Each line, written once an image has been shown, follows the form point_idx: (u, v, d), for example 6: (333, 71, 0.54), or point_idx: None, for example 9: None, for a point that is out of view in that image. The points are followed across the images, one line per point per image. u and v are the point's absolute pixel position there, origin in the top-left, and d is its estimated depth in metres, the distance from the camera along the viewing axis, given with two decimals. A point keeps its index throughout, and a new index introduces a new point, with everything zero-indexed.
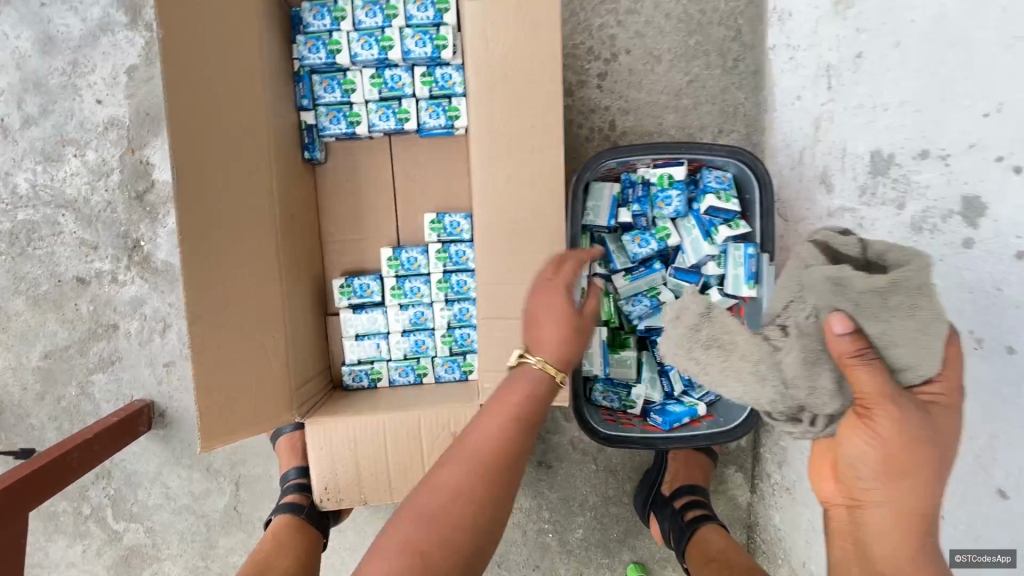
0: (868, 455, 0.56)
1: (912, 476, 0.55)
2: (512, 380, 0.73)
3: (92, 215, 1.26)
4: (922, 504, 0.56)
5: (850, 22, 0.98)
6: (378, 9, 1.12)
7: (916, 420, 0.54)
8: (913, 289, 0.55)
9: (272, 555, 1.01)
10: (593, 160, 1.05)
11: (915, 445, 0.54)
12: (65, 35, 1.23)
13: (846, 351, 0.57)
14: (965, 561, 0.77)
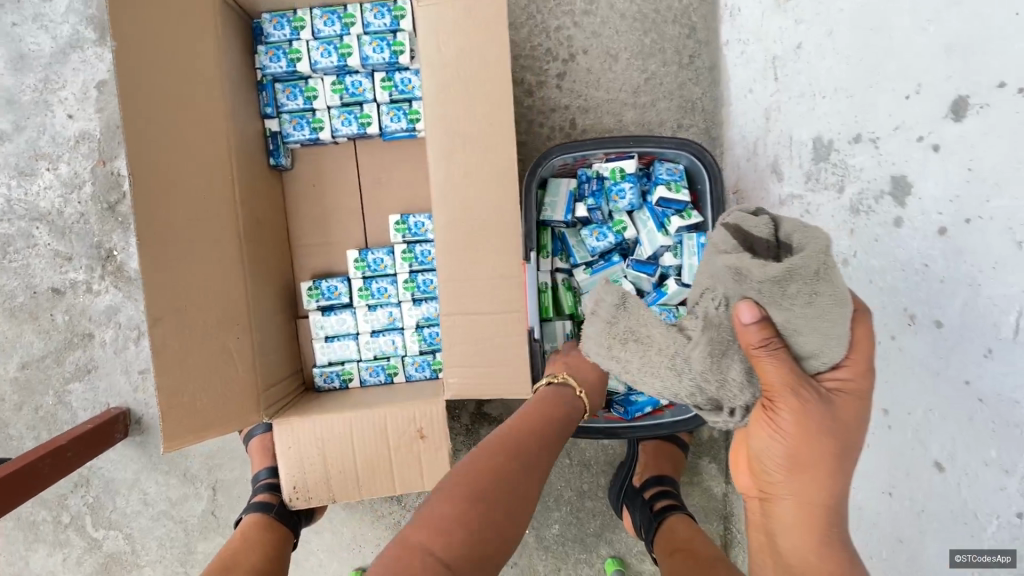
0: (772, 449, 0.65)
1: (811, 468, 0.64)
2: (541, 406, 0.93)
3: (66, 227, 1.29)
4: (823, 495, 0.65)
5: (790, 14, 1.01)
6: (336, 18, 1.15)
7: (815, 415, 0.62)
8: (808, 276, 0.59)
9: (241, 551, 1.03)
10: (543, 157, 1.08)
11: (812, 438, 0.62)
12: (36, 53, 1.27)
13: (755, 342, 0.63)
14: (965, 561, 0.69)
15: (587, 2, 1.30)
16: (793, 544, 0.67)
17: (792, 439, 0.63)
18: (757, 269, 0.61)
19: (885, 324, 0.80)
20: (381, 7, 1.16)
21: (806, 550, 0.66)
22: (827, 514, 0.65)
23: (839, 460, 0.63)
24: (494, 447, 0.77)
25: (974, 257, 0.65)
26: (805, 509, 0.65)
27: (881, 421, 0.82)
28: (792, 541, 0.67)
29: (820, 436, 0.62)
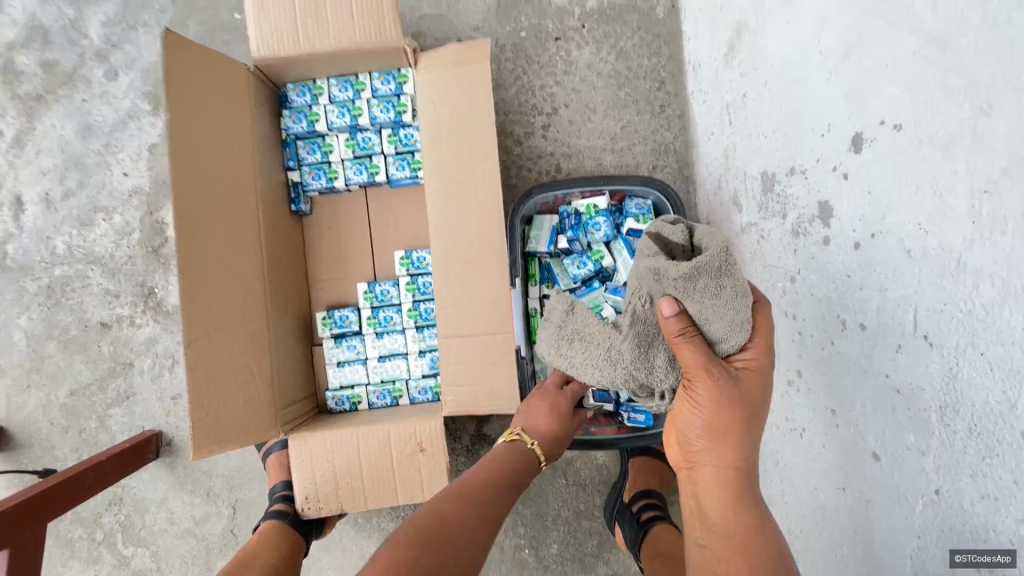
0: (693, 422, 0.80)
1: (725, 438, 0.78)
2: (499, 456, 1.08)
3: (116, 268, 1.48)
4: (736, 460, 0.80)
5: (736, 69, 1.17)
6: (349, 85, 1.36)
7: (724, 391, 0.76)
8: (713, 272, 0.75)
9: (260, 547, 1.13)
10: (524, 197, 1.23)
11: (724, 411, 0.77)
12: (100, 123, 1.50)
13: (677, 331, 0.78)
14: (965, 562, 0.65)
15: (567, 64, 1.49)
16: (716, 504, 0.81)
17: (708, 411, 0.78)
18: (671, 269, 0.76)
19: (826, 331, 0.90)
20: (388, 75, 1.36)
21: (725, 509, 0.81)
22: (740, 474, 0.80)
23: (747, 430, 0.79)
24: (457, 494, 0.89)
25: (880, 266, 0.76)
26: (724, 473, 0.81)
27: (831, 421, 0.90)
28: (715, 501, 0.81)
29: (730, 409, 0.77)
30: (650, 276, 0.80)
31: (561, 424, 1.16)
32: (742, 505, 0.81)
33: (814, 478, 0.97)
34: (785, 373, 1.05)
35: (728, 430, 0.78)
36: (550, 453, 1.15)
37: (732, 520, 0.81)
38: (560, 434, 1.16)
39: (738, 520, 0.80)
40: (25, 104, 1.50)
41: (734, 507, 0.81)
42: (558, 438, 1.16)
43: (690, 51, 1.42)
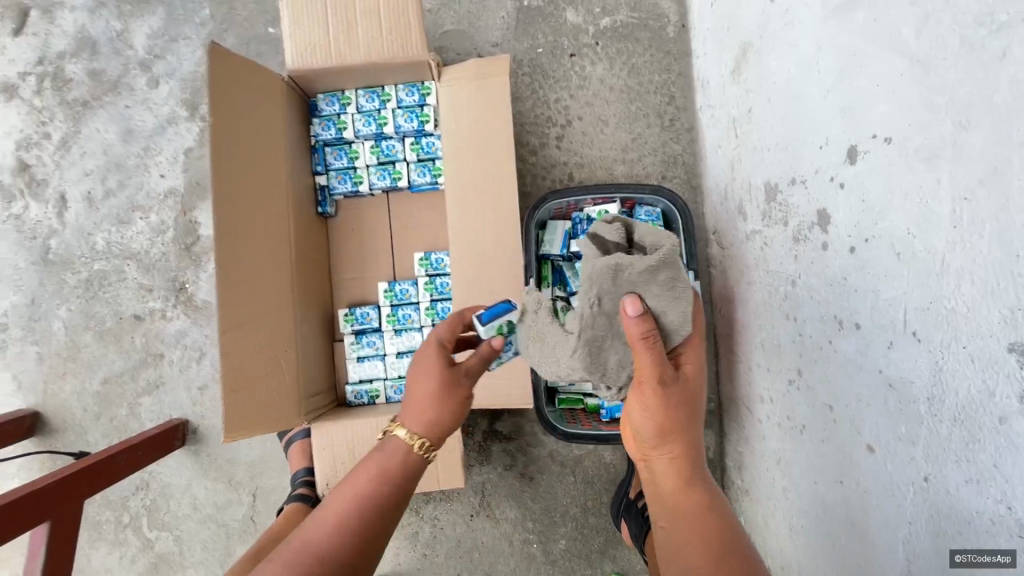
0: (643, 421, 0.91)
1: (672, 431, 0.91)
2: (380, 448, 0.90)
3: (150, 264, 1.57)
4: (682, 448, 0.93)
5: (742, 86, 1.24)
6: (376, 96, 1.45)
7: (672, 388, 0.87)
8: (669, 265, 0.83)
9: (289, 527, 1.20)
10: (539, 202, 1.30)
11: (670, 406, 0.88)
12: (141, 127, 1.59)
13: (641, 333, 0.81)
14: (965, 561, 0.67)
15: (581, 78, 1.57)
16: (671, 489, 0.93)
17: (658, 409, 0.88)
18: (634, 263, 0.81)
19: (824, 330, 0.95)
20: (412, 87, 1.45)
21: (677, 486, 0.92)
22: (688, 457, 0.94)
23: (689, 420, 0.91)
24: (335, 498, 0.81)
25: (873, 269, 0.82)
26: (677, 460, 0.93)
27: (829, 417, 0.95)
28: (671, 486, 0.93)
29: (676, 404, 0.89)
30: (603, 270, 0.82)
31: (433, 387, 0.90)
32: (692, 484, 0.92)
33: (813, 472, 1.01)
34: (787, 373, 1.10)
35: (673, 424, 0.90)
36: (434, 430, 0.91)
37: (688, 500, 0.91)
38: (436, 402, 0.91)
39: (694, 500, 0.90)
40: (72, 109, 1.60)
41: (686, 487, 0.92)
42: (440, 407, 0.91)
43: (700, 68, 1.50)
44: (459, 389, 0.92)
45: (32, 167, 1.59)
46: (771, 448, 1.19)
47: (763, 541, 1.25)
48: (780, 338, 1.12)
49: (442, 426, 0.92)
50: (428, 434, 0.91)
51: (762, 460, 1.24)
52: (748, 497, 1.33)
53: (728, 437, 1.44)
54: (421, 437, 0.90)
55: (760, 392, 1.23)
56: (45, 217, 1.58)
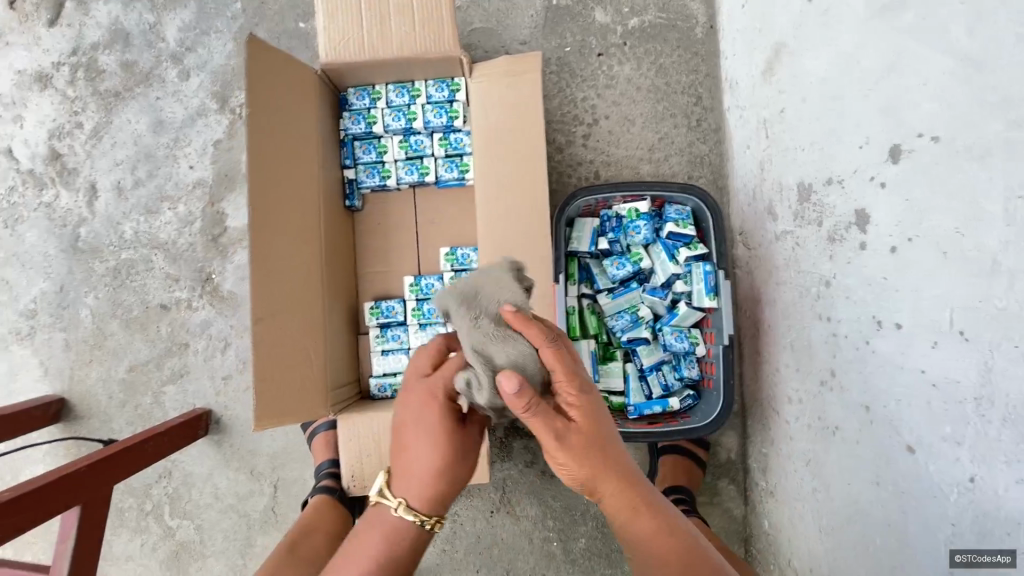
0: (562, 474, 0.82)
1: (589, 477, 0.80)
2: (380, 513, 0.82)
3: (177, 254, 1.58)
4: (611, 488, 0.81)
5: (774, 86, 1.24)
6: (406, 91, 1.45)
7: (565, 438, 0.78)
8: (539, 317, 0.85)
9: (318, 520, 1.22)
10: (568, 199, 1.29)
11: (583, 452, 0.79)
12: (171, 119, 1.61)
13: (518, 406, 0.74)
14: (964, 560, 0.74)
15: (609, 78, 1.57)
16: (625, 528, 0.83)
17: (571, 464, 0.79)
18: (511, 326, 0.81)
19: (861, 331, 0.95)
20: (441, 83, 1.45)
21: (639, 533, 0.81)
22: (633, 494, 0.82)
23: (599, 458, 0.80)
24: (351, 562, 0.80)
25: (916, 269, 0.81)
26: (614, 502, 0.82)
27: (865, 417, 0.95)
28: (622, 525, 0.83)
29: (586, 452, 0.79)
30: (485, 336, 0.79)
31: (442, 455, 0.81)
32: (641, 520, 0.81)
33: (847, 474, 1.01)
34: (819, 374, 1.10)
35: (588, 470, 0.80)
36: (437, 503, 0.83)
37: (646, 542, 0.81)
38: (453, 469, 0.82)
39: (650, 536, 0.81)
40: (104, 100, 1.61)
41: (641, 523, 0.81)
42: (454, 475, 0.83)
43: (728, 69, 1.49)
44: (470, 449, 0.84)
45: (64, 157, 1.61)
46: (799, 450, 1.19)
47: (788, 543, 1.25)
48: (812, 339, 1.12)
49: (444, 497, 0.84)
50: (440, 504, 0.83)
51: (789, 462, 1.24)
52: (772, 499, 1.33)
53: (751, 439, 1.44)
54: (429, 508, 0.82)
55: (788, 394, 1.23)
56: (76, 205, 1.60)
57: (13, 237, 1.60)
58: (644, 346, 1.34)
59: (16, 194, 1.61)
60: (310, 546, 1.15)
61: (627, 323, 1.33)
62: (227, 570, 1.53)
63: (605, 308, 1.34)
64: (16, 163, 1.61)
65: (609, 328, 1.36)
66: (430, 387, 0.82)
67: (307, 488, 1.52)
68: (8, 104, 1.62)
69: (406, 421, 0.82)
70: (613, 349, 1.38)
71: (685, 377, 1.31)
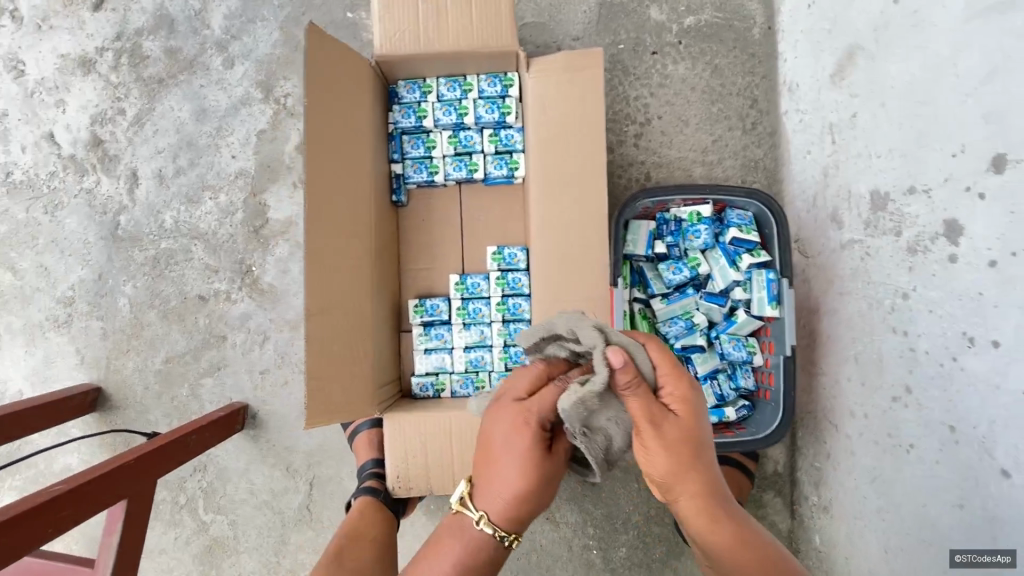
0: (648, 467, 0.84)
1: (681, 474, 0.82)
2: (461, 524, 0.87)
3: (218, 245, 1.56)
4: (700, 488, 0.83)
5: (845, 90, 1.19)
6: (458, 85, 1.42)
7: (663, 428, 0.81)
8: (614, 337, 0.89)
9: (364, 525, 1.20)
10: (630, 201, 1.25)
11: (675, 446, 0.82)
12: (215, 107, 1.58)
13: (622, 382, 0.80)
14: (965, 560, 0.90)
15: (663, 77, 1.54)
16: (700, 532, 0.85)
17: (661, 455, 0.82)
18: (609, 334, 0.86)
19: (947, 346, 0.92)
20: (494, 77, 1.42)
21: (711, 532, 0.84)
22: (710, 498, 0.84)
23: (692, 457, 0.83)
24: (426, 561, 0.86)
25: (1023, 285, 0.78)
26: (697, 504, 0.84)
27: (949, 437, 0.92)
28: (699, 529, 0.85)
29: (680, 445, 0.82)
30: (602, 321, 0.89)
31: (527, 480, 0.85)
32: (720, 527, 0.84)
33: (923, 494, 0.98)
34: (891, 389, 1.06)
35: (680, 467, 0.82)
36: (519, 524, 0.88)
37: (719, 546, 0.84)
38: (533, 496, 0.86)
39: (726, 543, 0.84)
40: (147, 86, 1.59)
41: (717, 530, 0.84)
42: (532, 501, 0.87)
43: (789, 71, 1.45)
44: (554, 478, 0.88)
45: (105, 143, 1.59)
46: (862, 466, 1.16)
47: (844, 561, 1.22)
48: (882, 352, 1.08)
49: (524, 518, 0.88)
50: (518, 524, 0.88)
51: (849, 478, 1.21)
52: (826, 515, 1.30)
53: (802, 452, 1.40)
54: (505, 526, 0.87)
55: (850, 408, 1.20)
56: (116, 192, 1.58)
57: (53, 223, 1.59)
58: (699, 353, 1.30)
59: (56, 179, 1.59)
60: (357, 555, 1.13)
61: (681, 329, 1.30)
62: (260, 567, 1.50)
63: (659, 314, 1.31)
64: (58, 148, 1.60)
65: (661, 334, 1.32)
66: (524, 412, 0.87)
67: (344, 486, 1.50)
68: (50, 88, 1.60)
69: (495, 438, 0.88)
70: None
71: (741, 386, 1.29)
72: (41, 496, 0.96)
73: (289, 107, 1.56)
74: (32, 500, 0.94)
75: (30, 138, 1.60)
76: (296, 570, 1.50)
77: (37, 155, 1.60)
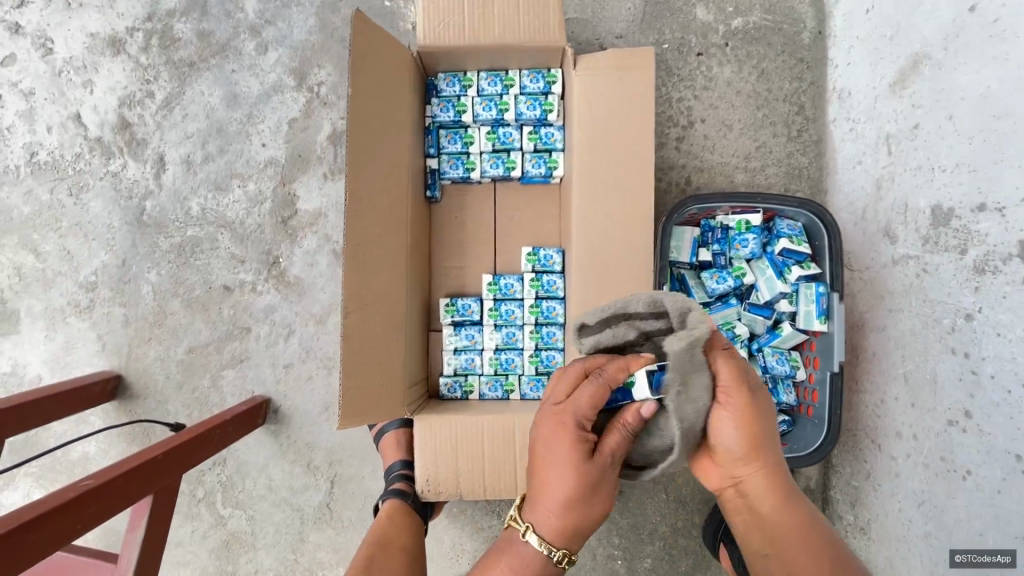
0: (729, 440, 0.78)
1: (762, 445, 0.79)
2: (512, 537, 0.86)
3: (245, 235, 1.52)
4: (774, 461, 0.81)
5: (906, 99, 1.15)
6: (499, 80, 1.38)
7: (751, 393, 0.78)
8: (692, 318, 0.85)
9: (394, 532, 1.17)
10: (679, 206, 1.21)
11: (758, 413, 0.79)
12: (246, 93, 1.54)
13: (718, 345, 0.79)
14: (964, 560, 0.98)
15: (707, 79, 1.50)
16: (772, 510, 0.80)
17: (747, 421, 0.78)
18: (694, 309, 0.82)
19: (1017, 372, 0.90)
20: (537, 73, 1.38)
21: (780, 510, 0.80)
22: (782, 474, 0.81)
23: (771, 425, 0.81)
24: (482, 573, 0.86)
25: None
26: (772, 477, 0.80)
27: (1014, 467, 0.90)
28: (771, 508, 0.80)
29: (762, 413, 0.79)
30: None
31: (569, 487, 0.81)
32: (790, 505, 0.80)
33: (979, 523, 0.96)
34: (946, 412, 1.03)
35: (762, 434, 0.79)
36: (570, 535, 0.83)
37: (790, 527, 0.80)
38: (579, 504, 0.81)
39: (796, 523, 0.80)
40: (178, 69, 1.55)
41: (787, 510, 0.80)
42: (583, 511, 0.82)
43: (840, 78, 1.41)
44: (601, 484, 0.81)
45: (133, 126, 1.55)
46: (908, 489, 1.12)
47: None
48: (937, 374, 1.05)
49: (575, 528, 0.83)
50: (571, 536, 0.83)
51: (892, 500, 1.17)
52: (863, 536, 1.27)
53: (838, 469, 1.36)
54: (557, 539, 0.83)
55: (896, 428, 1.16)
56: (143, 177, 1.55)
57: (77, 206, 1.56)
58: None
59: (82, 161, 1.56)
60: (388, 566, 1.10)
61: None
62: (276, 564, 1.48)
63: None
64: (84, 130, 1.56)
65: None
66: (560, 415, 0.84)
67: (365, 485, 1.47)
68: (79, 67, 1.57)
69: (536, 446, 0.86)
70: None
71: (782, 402, 1.26)
72: (69, 492, 0.94)
73: (322, 96, 1.52)
74: (60, 497, 0.92)
75: (56, 119, 1.57)
76: (314, 569, 1.47)
77: (63, 136, 1.57)
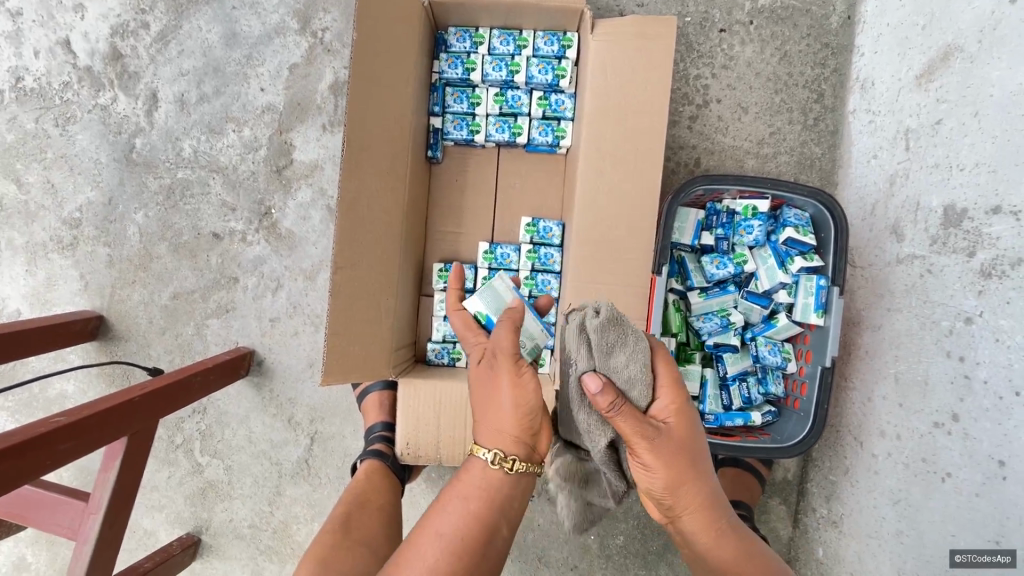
0: (645, 482, 0.80)
1: (678, 485, 0.79)
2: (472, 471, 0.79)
3: (237, 182, 1.47)
4: (710, 491, 0.82)
5: (932, 93, 1.10)
6: (512, 39, 1.31)
7: (659, 442, 0.76)
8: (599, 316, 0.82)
9: (373, 492, 1.17)
10: (686, 185, 1.16)
11: (671, 458, 0.78)
12: (247, 33, 1.46)
13: (605, 407, 0.75)
14: (965, 560, 0.93)
15: (728, 58, 1.44)
16: (707, 546, 0.83)
17: (657, 467, 0.77)
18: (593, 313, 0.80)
19: (1012, 381, 0.89)
20: (552, 36, 1.31)
21: (713, 545, 0.82)
22: (709, 506, 0.82)
23: (691, 464, 0.80)
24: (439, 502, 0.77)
25: None
26: (702, 513, 0.82)
27: (996, 472, 0.90)
28: (705, 541, 0.83)
29: (674, 456, 0.78)
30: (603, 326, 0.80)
31: (486, 392, 0.81)
32: (724, 537, 0.83)
33: (954, 524, 0.97)
34: (933, 414, 1.02)
35: (680, 478, 0.79)
36: (514, 438, 0.79)
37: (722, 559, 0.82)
38: (494, 403, 0.80)
39: (732, 555, 0.82)
40: (176, 1, 1.47)
41: (720, 541, 0.83)
42: (496, 407, 0.80)
43: (864, 67, 1.35)
44: (502, 376, 0.79)
45: (125, 58, 1.48)
46: (884, 487, 1.13)
47: None
48: (929, 376, 1.04)
49: (511, 431, 0.79)
50: (507, 441, 0.79)
51: (868, 496, 1.18)
52: (835, 529, 1.28)
53: (817, 463, 1.37)
54: (496, 448, 0.79)
55: (880, 426, 1.15)
56: (133, 112, 1.49)
57: (63, 137, 1.50)
58: (731, 353, 1.28)
59: (70, 91, 1.49)
60: (364, 523, 1.09)
61: (716, 326, 1.26)
62: (252, 515, 1.48)
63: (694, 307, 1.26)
64: (73, 58, 1.49)
65: (694, 328, 1.29)
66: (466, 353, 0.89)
67: (345, 444, 1.46)
68: None
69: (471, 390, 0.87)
70: (692, 351, 1.30)
71: (770, 392, 1.27)
72: (39, 427, 0.92)
73: (326, 42, 1.45)
74: (31, 430, 0.90)
75: (45, 43, 1.49)
76: (289, 522, 1.47)
77: (50, 62, 1.49)
